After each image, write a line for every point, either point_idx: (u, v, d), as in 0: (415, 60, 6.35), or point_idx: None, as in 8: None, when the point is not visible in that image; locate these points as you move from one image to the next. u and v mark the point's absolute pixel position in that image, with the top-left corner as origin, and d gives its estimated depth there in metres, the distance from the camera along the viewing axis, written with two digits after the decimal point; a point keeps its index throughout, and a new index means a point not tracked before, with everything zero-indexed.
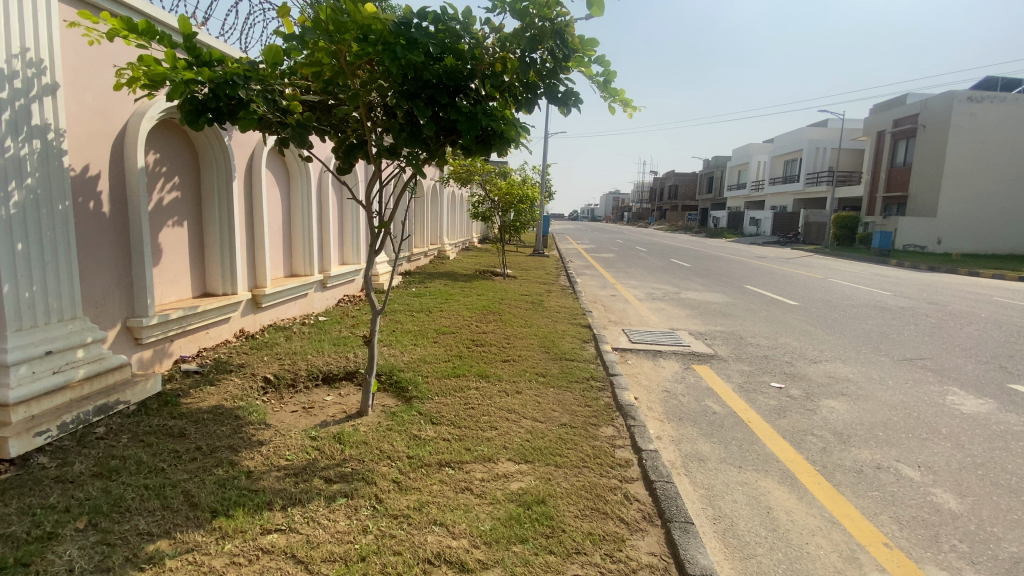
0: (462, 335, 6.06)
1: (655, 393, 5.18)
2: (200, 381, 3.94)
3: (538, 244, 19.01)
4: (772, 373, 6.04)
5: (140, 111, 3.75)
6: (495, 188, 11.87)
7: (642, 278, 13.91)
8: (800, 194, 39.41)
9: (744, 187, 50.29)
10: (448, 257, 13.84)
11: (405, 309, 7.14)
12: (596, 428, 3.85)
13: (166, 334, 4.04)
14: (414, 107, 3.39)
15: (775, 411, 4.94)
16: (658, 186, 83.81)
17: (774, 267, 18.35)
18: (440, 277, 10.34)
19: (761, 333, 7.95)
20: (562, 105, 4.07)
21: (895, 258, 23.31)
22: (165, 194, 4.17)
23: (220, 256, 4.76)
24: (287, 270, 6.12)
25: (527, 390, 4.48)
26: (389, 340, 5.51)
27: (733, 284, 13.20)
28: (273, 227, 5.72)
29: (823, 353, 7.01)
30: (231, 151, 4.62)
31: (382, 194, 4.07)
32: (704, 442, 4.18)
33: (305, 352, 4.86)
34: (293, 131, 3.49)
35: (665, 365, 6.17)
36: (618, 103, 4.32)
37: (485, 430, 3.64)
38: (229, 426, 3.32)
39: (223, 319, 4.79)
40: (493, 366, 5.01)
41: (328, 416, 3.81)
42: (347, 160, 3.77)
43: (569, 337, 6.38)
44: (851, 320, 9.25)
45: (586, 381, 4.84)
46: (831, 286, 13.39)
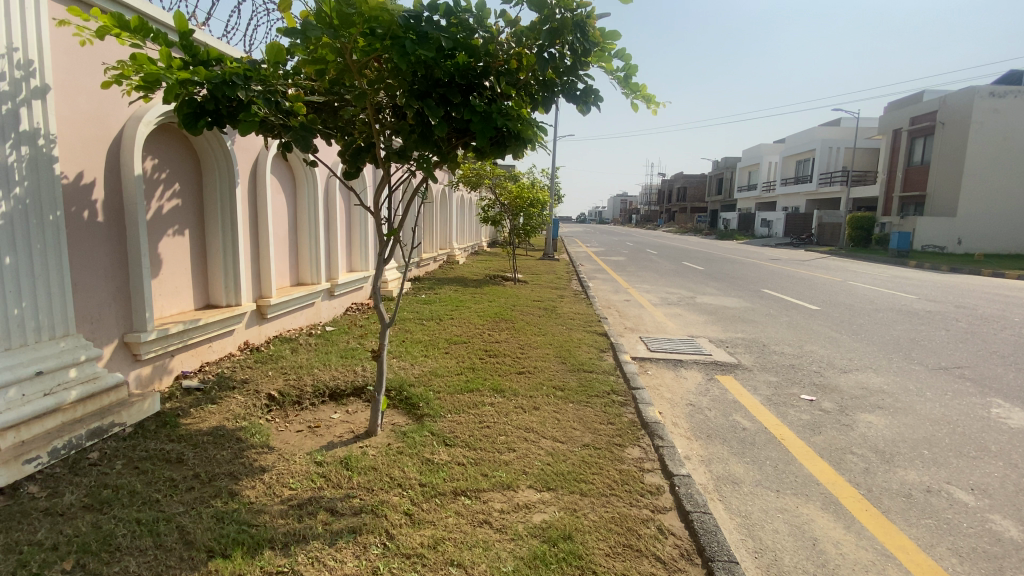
0: (475, 344, 5.83)
1: (679, 407, 4.91)
2: (201, 400, 3.73)
3: (548, 247, 18.75)
4: (802, 385, 5.73)
5: (137, 115, 3.56)
6: (505, 191, 11.65)
7: (655, 282, 13.60)
8: (813, 194, 38.81)
9: (755, 187, 49.69)
10: (458, 262, 13.62)
11: (415, 317, 6.92)
12: (621, 449, 3.59)
13: (165, 349, 3.85)
14: (425, 107, 3.16)
15: (808, 428, 4.65)
16: (668, 188, 83.23)
17: (789, 270, 17.95)
18: (450, 282, 10.13)
19: (785, 341, 7.64)
20: (581, 104, 3.84)
21: (914, 259, 22.77)
22: (164, 202, 3.98)
23: (224, 266, 4.57)
24: (293, 278, 5.92)
25: (544, 405, 4.23)
26: (399, 351, 5.29)
27: (749, 288, 12.86)
28: (278, 234, 5.52)
29: (852, 361, 6.68)
30: (233, 156, 4.43)
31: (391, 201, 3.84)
32: (737, 462, 3.90)
33: (311, 365, 4.64)
34: (296, 133, 3.29)
35: (688, 376, 5.88)
36: (640, 99, 4.08)
37: (502, 453, 3.39)
38: (229, 449, 3.09)
39: (227, 332, 4.59)
40: (508, 379, 4.76)
41: (335, 436, 3.58)
42: (355, 165, 3.55)
43: (586, 346, 6.11)
44: (877, 325, 8.90)
45: (607, 395, 4.57)
46: (852, 289, 13.00)
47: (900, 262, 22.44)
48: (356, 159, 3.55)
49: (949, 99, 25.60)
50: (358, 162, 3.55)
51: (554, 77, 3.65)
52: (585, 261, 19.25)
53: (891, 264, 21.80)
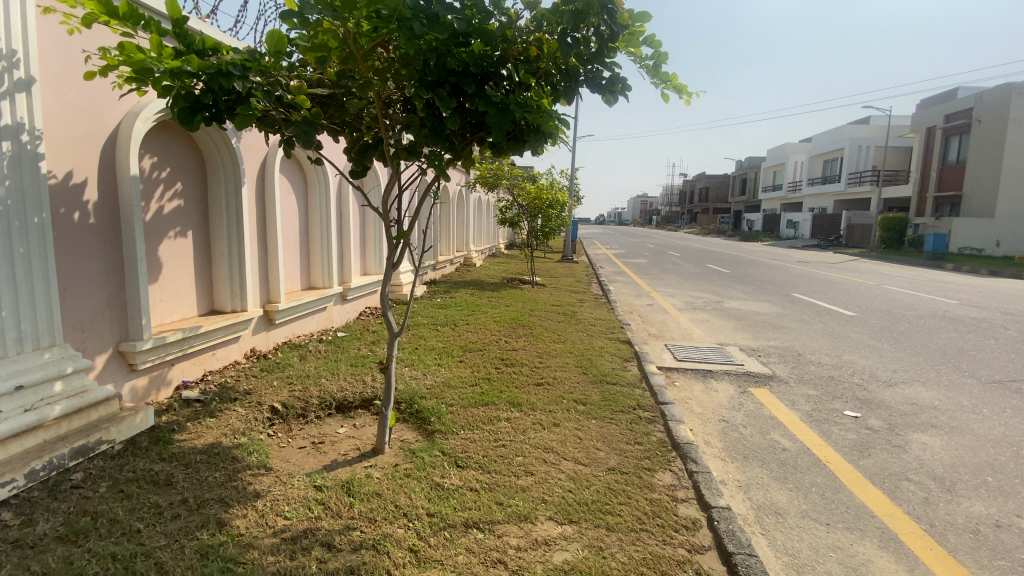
0: (491, 352, 5.54)
1: (711, 424, 4.55)
2: (200, 413, 3.51)
3: (567, 249, 18.42)
4: (844, 400, 5.30)
5: (133, 111, 3.38)
6: (524, 193, 11.37)
7: (679, 285, 13.14)
8: (841, 195, 37.63)
9: (780, 188, 48.49)
10: (476, 265, 13.38)
11: (430, 322, 6.66)
12: (651, 474, 3.25)
13: (163, 358, 3.65)
14: (436, 97, 2.88)
15: (855, 449, 4.23)
16: (689, 188, 81.96)
17: (819, 273, 17.27)
18: (467, 286, 9.86)
19: (820, 350, 7.18)
20: (607, 94, 3.53)
21: (950, 261, 21.80)
22: (165, 202, 3.79)
23: (229, 270, 4.36)
24: (304, 282, 5.71)
25: (565, 422, 3.91)
26: (411, 359, 5.02)
27: (778, 292, 12.32)
28: (288, 236, 5.30)
29: (896, 373, 6.21)
30: (238, 154, 4.23)
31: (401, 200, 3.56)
32: (779, 489, 3.53)
33: (319, 374, 4.39)
34: (297, 128, 3.05)
35: (719, 389, 5.51)
36: (670, 90, 3.77)
37: (519, 477, 3.09)
38: (223, 471, 2.86)
39: (232, 339, 4.38)
40: (526, 391, 4.46)
41: (339, 454, 3.32)
42: (361, 163, 3.29)
43: (608, 354, 5.78)
44: (919, 333, 8.35)
45: (633, 410, 4.24)
46: (888, 294, 12.36)
47: (936, 265, 21.48)
48: (363, 156, 3.29)
49: (987, 94, 24.51)
50: (364, 160, 3.29)
51: (577, 66, 3.36)
52: (605, 263, 18.83)
53: (927, 267, 20.88)
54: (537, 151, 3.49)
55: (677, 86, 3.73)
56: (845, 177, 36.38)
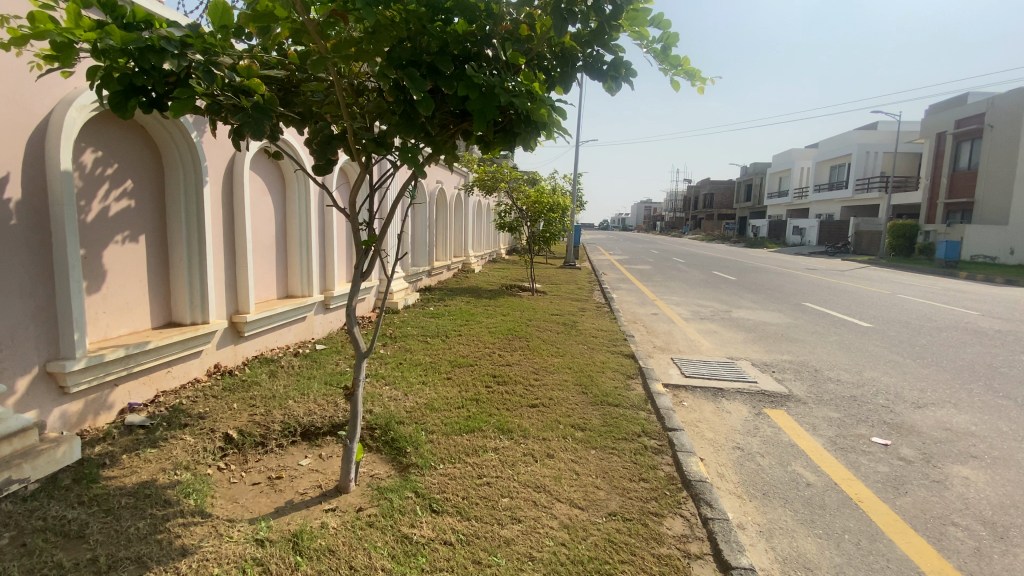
0: (482, 367, 5.08)
1: (724, 453, 4.09)
2: (141, 442, 3.07)
3: (570, 254, 17.95)
4: (870, 425, 4.81)
5: (66, 98, 2.98)
6: (523, 196, 10.92)
7: (685, 293, 12.66)
8: (849, 201, 37.06)
9: (786, 194, 47.93)
10: (474, 271, 12.94)
11: (420, 333, 6.22)
12: (659, 521, 2.79)
13: (102, 379, 3.21)
14: (407, 78, 2.45)
15: (888, 486, 3.75)
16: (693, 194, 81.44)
17: (830, 281, 16.74)
18: (463, 293, 9.43)
19: (838, 366, 6.69)
20: (608, 83, 3.14)
21: (965, 270, 21.20)
22: (111, 202, 3.37)
23: (189, 278, 3.93)
24: (280, 291, 5.27)
25: (561, 453, 3.45)
26: (393, 376, 4.56)
27: (789, 301, 11.81)
28: (261, 241, 4.87)
29: (924, 393, 5.72)
30: (199, 149, 3.81)
31: (372, 201, 3.11)
32: (807, 537, 3.06)
33: (286, 395, 3.94)
34: (246, 117, 2.59)
35: (731, 410, 5.03)
36: (682, 78, 3.34)
37: (505, 524, 2.63)
38: (150, 521, 2.41)
39: (191, 355, 3.94)
40: (518, 414, 4.00)
41: (297, 494, 2.86)
42: (324, 157, 2.84)
43: (610, 371, 5.30)
44: (943, 347, 7.84)
45: (637, 438, 3.77)
46: (904, 304, 11.83)
47: (949, 273, 20.90)
48: (325, 150, 2.84)
49: (1000, 99, 24.00)
50: (327, 153, 2.84)
51: (574, 47, 2.95)
52: (608, 270, 18.32)
53: (940, 275, 20.31)
54: (527, 145, 3.05)
55: (690, 74, 3.30)
56: (853, 183, 35.83)
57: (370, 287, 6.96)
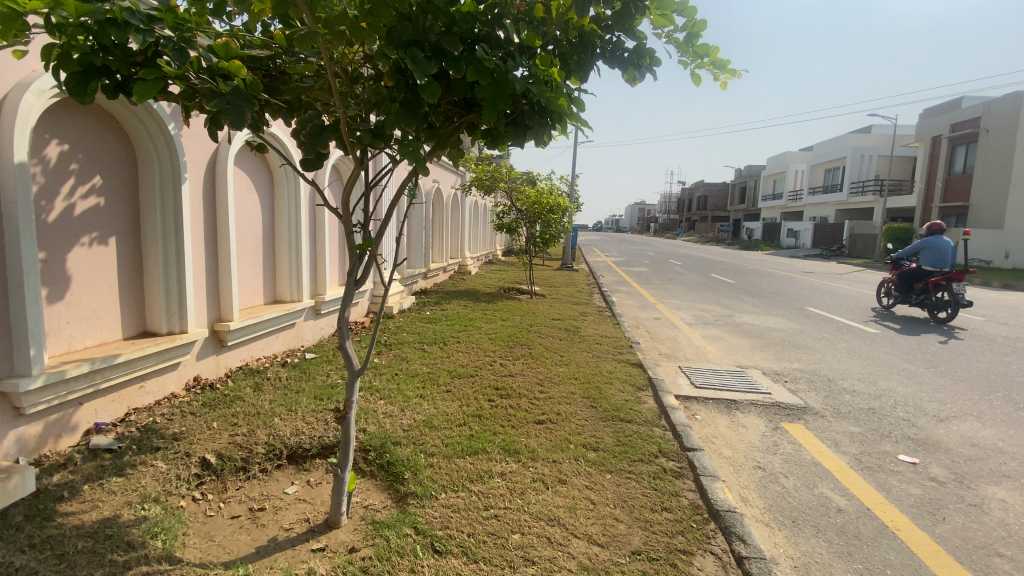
0: (483, 379, 4.76)
1: (745, 474, 3.81)
2: (105, 470, 2.73)
3: (567, 256, 17.63)
4: (894, 441, 4.55)
5: (22, 82, 2.64)
6: (522, 197, 10.62)
7: (686, 297, 12.40)
8: (844, 204, 37.08)
9: (780, 196, 48.00)
10: (471, 273, 12.62)
11: (416, 340, 5.90)
12: (689, 561, 2.49)
13: (64, 397, 2.87)
14: (410, 58, 2.14)
15: (924, 511, 3.48)
16: (687, 196, 81.48)
17: (830, 284, 16.56)
18: (460, 296, 9.10)
19: (851, 375, 6.44)
20: (630, 71, 2.83)
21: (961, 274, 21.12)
22: (76, 199, 3.03)
23: (165, 283, 3.59)
24: (267, 296, 4.93)
25: (573, 478, 3.15)
26: (388, 389, 4.23)
27: (791, 305, 11.59)
28: (247, 242, 4.52)
29: (944, 405, 5.48)
30: (178, 143, 3.47)
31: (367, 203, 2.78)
32: (847, 573, 2.78)
33: (271, 412, 3.61)
34: (223, 103, 2.24)
35: (747, 424, 4.75)
36: (708, 71, 3.07)
37: (517, 568, 2.32)
38: (108, 570, 2.08)
39: (166, 368, 3.60)
40: (524, 433, 3.69)
41: (281, 529, 2.54)
42: (313, 150, 2.50)
43: (619, 382, 5.00)
44: (955, 354, 7.62)
45: (654, 460, 3.49)
46: (907, 309, 11.64)
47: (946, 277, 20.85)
48: (315, 142, 2.49)
49: (996, 103, 24.02)
50: (316, 146, 2.50)
51: (593, 31, 2.66)
52: (605, 272, 18.03)
53: None
54: (541, 140, 2.76)
55: (717, 65, 3.05)
56: (847, 186, 35.87)
57: (364, 291, 6.63)
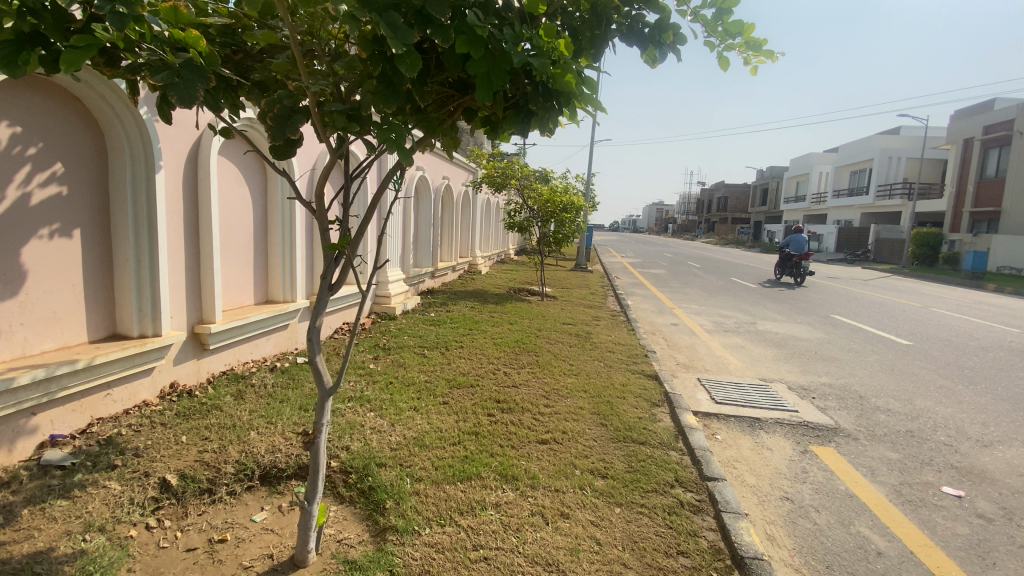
0: (484, 389, 4.42)
1: (771, 506, 3.41)
2: (51, 491, 2.45)
3: (581, 257, 17.21)
4: (937, 470, 4.09)
5: None
6: (534, 195, 10.24)
7: (705, 302, 11.90)
8: (870, 207, 35.94)
9: (803, 198, 46.80)
10: (482, 273, 12.30)
11: (417, 344, 5.58)
12: None
13: (11, 408, 2.59)
14: (387, 20, 1.78)
15: (974, 555, 3.02)
16: (706, 198, 80.22)
17: (855, 291, 15.87)
18: (469, 297, 8.78)
19: (884, 391, 5.95)
20: (650, 49, 2.43)
21: (995, 281, 20.15)
22: (32, 189, 2.76)
23: (137, 282, 3.31)
24: (258, 297, 4.65)
25: (577, 512, 2.78)
26: (380, 400, 3.90)
27: (816, 313, 11.03)
28: (234, 239, 4.24)
29: (990, 428, 4.97)
30: (150, 130, 3.21)
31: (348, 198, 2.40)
32: None
33: (249, 424, 3.31)
34: (172, 77, 1.95)
35: (772, 447, 4.33)
36: (740, 52, 2.67)
37: None
38: None
39: (137, 373, 3.32)
40: (524, 455, 3.33)
41: (240, 568, 2.22)
42: (280, 135, 2.16)
43: (632, 397, 4.60)
44: (996, 370, 7.05)
45: (670, 491, 3.11)
46: (941, 318, 10.99)
47: (978, 284, 19.91)
48: (282, 125, 2.16)
49: None
50: (285, 131, 2.16)
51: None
52: (621, 274, 17.58)
53: (970, 287, 19.29)
54: (546, 125, 2.40)
55: (751, 46, 2.66)
56: (874, 189, 34.71)
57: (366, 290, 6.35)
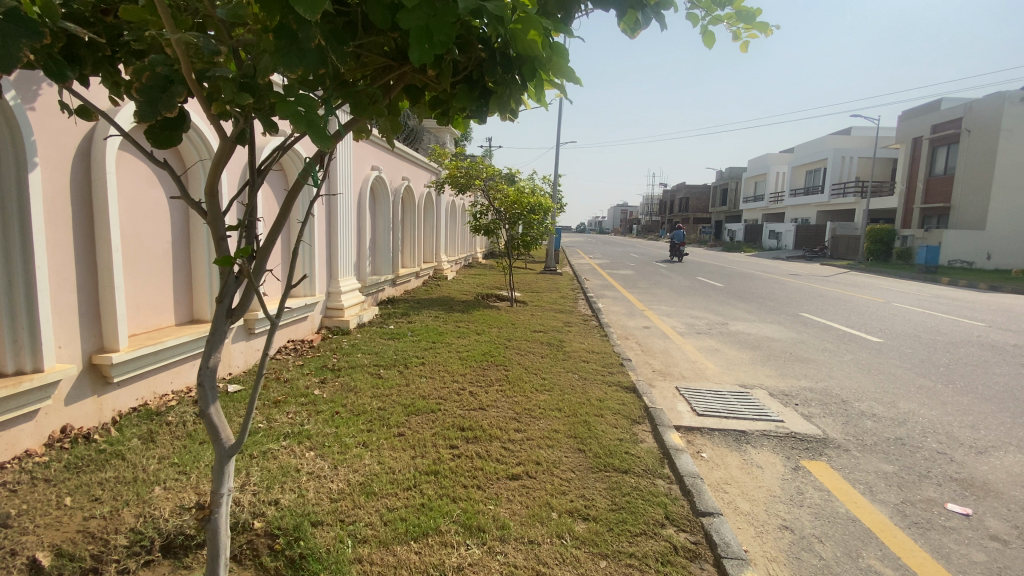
0: (446, 413, 3.92)
1: (771, 539, 3.03)
2: None
3: (549, 259, 16.85)
4: (936, 484, 3.83)
5: None
6: (500, 196, 9.77)
7: (675, 303, 11.68)
8: (825, 205, 37.07)
9: (762, 197, 47.97)
10: (447, 278, 11.73)
11: (373, 362, 5.04)
12: None
13: None
14: None
15: None
16: (669, 198, 81.61)
17: (818, 288, 16.06)
18: (432, 306, 8.25)
19: (866, 394, 5.72)
20: (630, 16, 2.01)
21: (946, 275, 20.88)
22: None
23: (9, 306, 2.68)
24: (180, 317, 4.03)
25: (557, 570, 2.32)
26: (323, 436, 3.36)
27: (785, 311, 10.96)
28: (146, 249, 3.63)
29: (978, 432, 4.79)
30: (21, 118, 2.61)
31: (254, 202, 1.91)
32: None
33: (155, 476, 2.71)
34: None
35: (762, 464, 3.99)
36: (729, 23, 2.27)
37: None
38: None
39: (18, 419, 2.68)
40: (491, 498, 2.84)
41: None
42: (152, 112, 1.62)
43: (610, 415, 4.17)
44: (968, 367, 7.00)
45: (661, 532, 2.68)
46: (904, 313, 11.11)
47: (931, 278, 20.59)
48: (153, 99, 1.61)
49: (976, 105, 23.95)
50: (157, 107, 1.62)
51: None
52: (589, 275, 17.29)
53: (923, 281, 19.91)
54: (508, 106, 1.95)
55: (742, 17, 2.27)
56: (829, 187, 35.79)
57: (314, 303, 5.76)
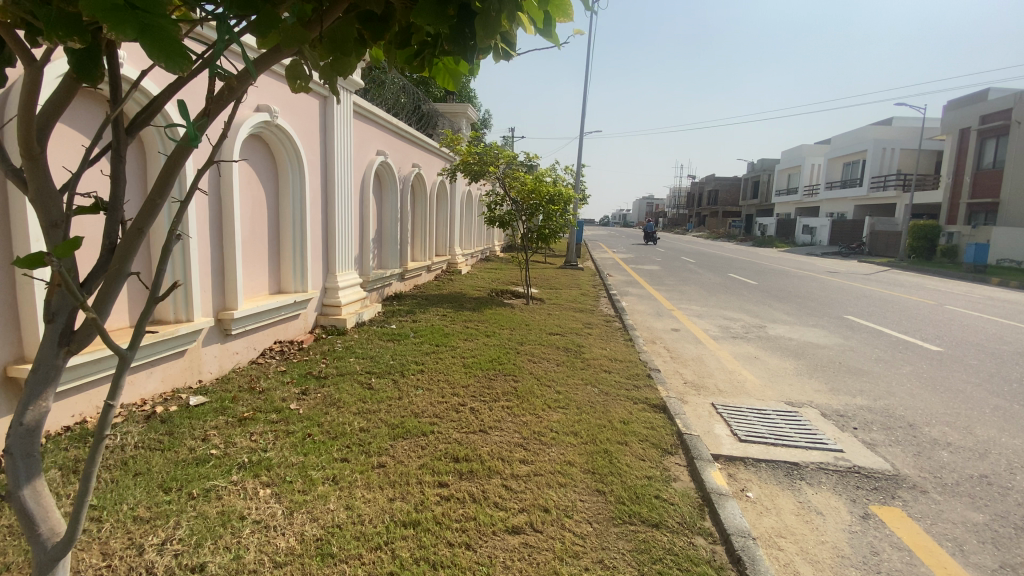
0: (437, 437, 3.29)
1: None
2: None
3: (571, 253, 16.08)
4: None
5: None
6: (518, 184, 9.06)
7: (706, 302, 10.85)
8: (864, 199, 35.22)
9: (795, 191, 46.02)
10: (461, 272, 11.24)
11: (364, 369, 4.44)
12: None
13: None
14: None
15: None
16: (696, 192, 79.45)
17: (860, 287, 14.91)
18: (441, 303, 7.63)
19: (935, 417, 4.86)
20: None
21: (997, 275, 19.38)
22: None
23: None
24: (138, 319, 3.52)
25: None
26: (285, 468, 2.77)
27: (827, 313, 10.05)
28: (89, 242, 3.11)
29: None
30: None
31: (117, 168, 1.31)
32: None
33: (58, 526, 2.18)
34: None
35: (821, 509, 3.26)
36: None
37: None
38: None
39: None
40: (480, 567, 2.19)
41: None
42: None
43: (635, 443, 3.49)
44: None
45: None
46: (962, 318, 10.04)
47: (981, 277, 19.12)
48: None
49: None
50: None
51: None
52: (613, 271, 16.44)
53: (973, 281, 18.48)
54: (497, 29, 1.35)
55: None
56: (868, 181, 33.96)
57: (308, 299, 5.21)
